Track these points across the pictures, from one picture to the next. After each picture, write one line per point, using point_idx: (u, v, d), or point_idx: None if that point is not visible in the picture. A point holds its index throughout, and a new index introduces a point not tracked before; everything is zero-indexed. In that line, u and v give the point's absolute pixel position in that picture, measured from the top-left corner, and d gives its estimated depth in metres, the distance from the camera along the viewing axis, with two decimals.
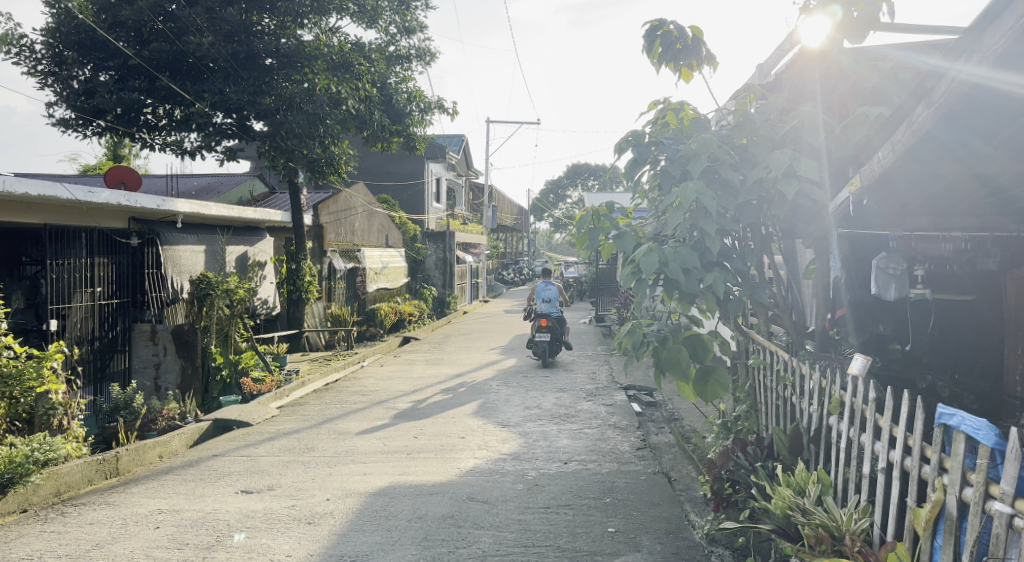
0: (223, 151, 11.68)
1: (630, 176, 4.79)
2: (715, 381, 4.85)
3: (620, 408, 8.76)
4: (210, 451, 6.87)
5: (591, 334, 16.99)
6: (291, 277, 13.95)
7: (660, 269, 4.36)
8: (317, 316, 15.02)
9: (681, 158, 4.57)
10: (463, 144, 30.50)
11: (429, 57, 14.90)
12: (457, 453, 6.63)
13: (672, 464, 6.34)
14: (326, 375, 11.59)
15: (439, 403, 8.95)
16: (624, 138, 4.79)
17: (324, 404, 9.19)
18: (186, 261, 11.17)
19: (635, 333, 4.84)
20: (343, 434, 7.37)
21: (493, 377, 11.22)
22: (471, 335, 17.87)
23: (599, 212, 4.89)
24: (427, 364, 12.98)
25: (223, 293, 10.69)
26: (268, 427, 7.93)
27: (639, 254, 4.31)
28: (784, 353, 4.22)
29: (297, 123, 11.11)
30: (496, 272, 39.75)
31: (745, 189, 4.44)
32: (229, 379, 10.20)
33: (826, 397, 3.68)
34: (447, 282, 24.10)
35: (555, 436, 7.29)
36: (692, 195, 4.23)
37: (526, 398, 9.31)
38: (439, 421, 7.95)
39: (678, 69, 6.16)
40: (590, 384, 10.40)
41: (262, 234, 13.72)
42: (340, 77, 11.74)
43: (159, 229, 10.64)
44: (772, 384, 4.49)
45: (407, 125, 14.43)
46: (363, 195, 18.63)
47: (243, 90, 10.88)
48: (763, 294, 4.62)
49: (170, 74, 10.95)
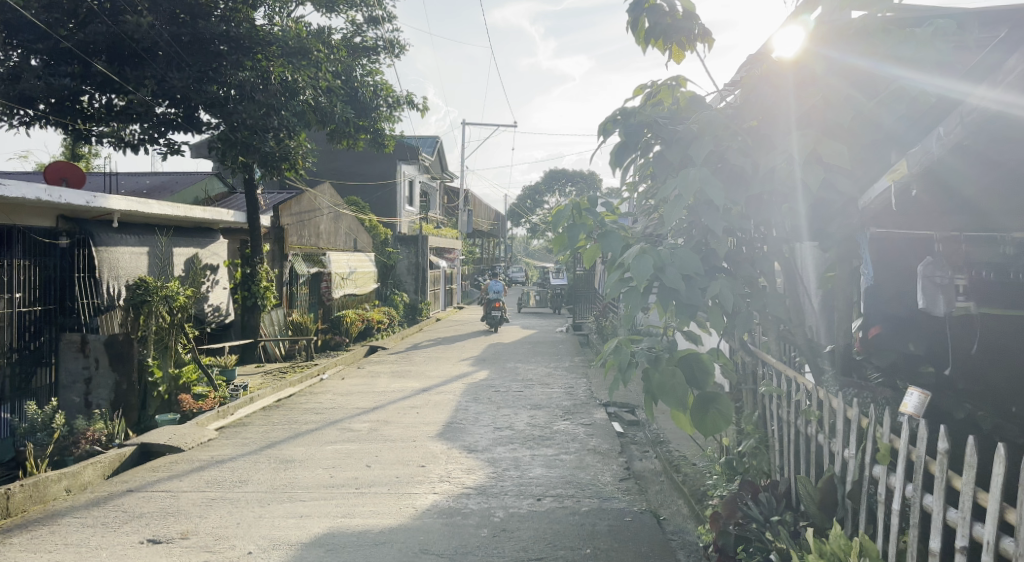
0: (167, 144, 10.56)
1: (617, 163, 3.93)
2: (718, 413, 3.98)
3: (601, 428, 7.96)
4: (124, 484, 5.90)
5: (569, 344, 16.19)
6: (246, 282, 12.92)
7: (654, 276, 3.54)
8: (276, 324, 13.96)
9: (681, 140, 3.75)
10: (438, 146, 29.61)
11: (397, 49, 14.07)
12: (414, 486, 5.75)
13: (660, 500, 5.51)
14: (279, 390, 10.57)
15: (400, 424, 8.06)
16: (610, 116, 3.95)
17: (271, 424, 8.23)
18: (125, 264, 10.17)
19: (621, 351, 4.05)
20: (285, 463, 6.46)
21: (462, 391, 10.34)
22: (443, 344, 16.96)
23: (582, 205, 4.03)
24: (392, 377, 12.03)
25: (163, 299, 9.28)
26: (202, 453, 6.96)
27: (631, 257, 3.49)
28: (808, 382, 3.42)
29: (248, 113, 10.17)
30: (471, 278, 38.91)
31: (758, 179, 3.64)
32: (167, 395, 9.17)
33: (868, 441, 2.88)
34: (420, 288, 23.16)
35: (528, 464, 6.42)
36: (695, 184, 3.44)
37: (496, 417, 8.45)
38: (397, 446, 7.06)
39: (668, 49, 5.36)
40: (567, 400, 9.58)
41: (215, 236, 12.73)
42: (296, 64, 10.78)
43: (91, 229, 9.63)
44: (789, 418, 3.68)
45: (374, 120, 13.53)
46: (329, 195, 17.66)
47: (186, 77, 9.81)
48: (778, 305, 3.80)
49: (108, 58, 9.74)
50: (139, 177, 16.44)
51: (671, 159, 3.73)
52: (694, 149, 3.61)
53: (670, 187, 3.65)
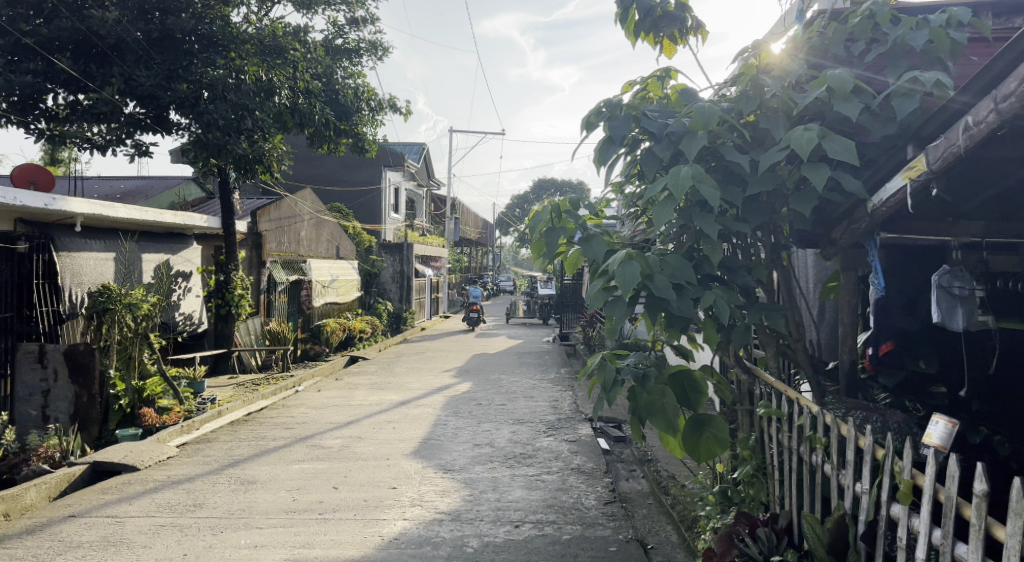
0: (135, 146, 10.01)
1: (602, 161, 3.52)
2: (711, 437, 3.60)
3: (586, 445, 7.58)
4: (67, 508, 5.41)
5: (556, 355, 15.84)
6: (219, 290, 12.46)
7: (642, 285, 3.18)
8: (252, 333, 13.50)
9: (673, 136, 3.39)
10: (424, 152, 29.24)
11: (380, 51, 13.71)
12: (383, 511, 5.33)
13: (648, 526, 5.11)
14: (250, 403, 10.09)
15: (374, 440, 7.63)
16: (594, 108, 3.57)
17: (237, 441, 7.76)
18: (90, 270, 9.65)
19: (605, 368, 3.69)
20: (246, 484, 6.01)
21: (443, 404, 9.92)
22: (426, 354, 16.53)
23: (562, 206, 3.65)
24: (371, 389, 11.58)
25: (127, 307, 8.69)
26: (158, 472, 6.48)
27: (615, 264, 3.13)
28: (811, 405, 3.06)
29: (219, 114, 9.69)
30: (457, 287, 38.44)
31: (757, 178, 3.27)
32: (131, 409, 8.68)
33: (885, 476, 2.50)
34: (405, 297, 22.72)
35: (507, 486, 6.00)
36: (687, 183, 3.08)
37: (476, 433, 8.04)
38: (369, 465, 6.63)
39: (658, 42, 5.02)
40: (552, 414, 9.19)
41: (188, 241, 12.26)
42: (272, 63, 10.48)
43: (53, 234, 9.10)
44: (791, 443, 3.30)
45: (356, 124, 13.10)
46: (311, 201, 17.22)
47: (154, 75, 9.35)
48: (778, 316, 3.42)
49: (72, 54, 9.15)
50: (112, 181, 15.93)
51: (660, 156, 3.36)
52: (687, 144, 3.24)
53: (659, 186, 3.28)
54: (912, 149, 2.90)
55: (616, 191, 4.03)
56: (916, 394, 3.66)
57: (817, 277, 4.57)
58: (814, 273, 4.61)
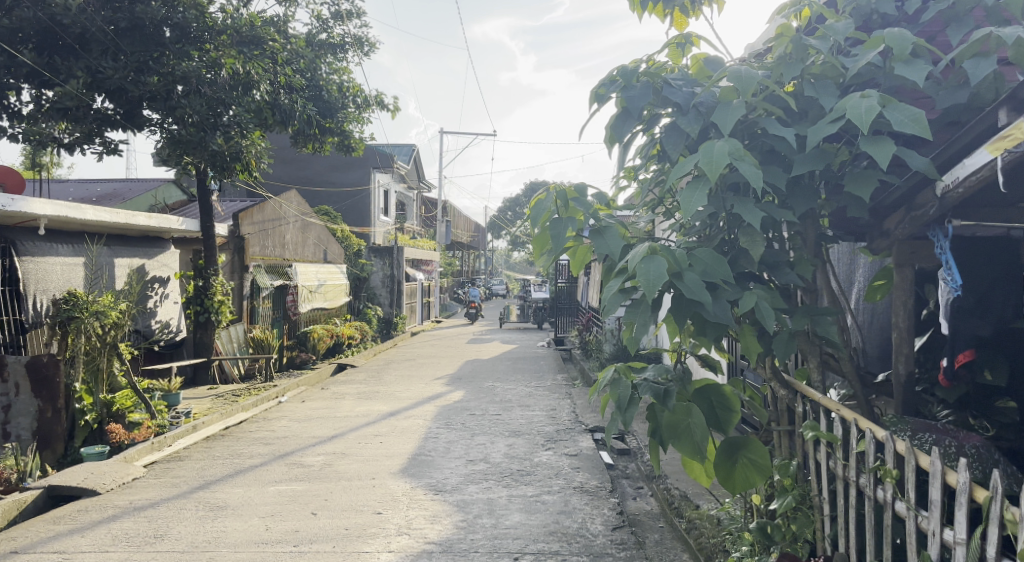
0: (104, 145, 9.38)
1: (616, 138, 2.98)
2: (748, 462, 3.01)
3: (587, 459, 7.05)
4: (11, 542, 4.79)
5: (551, 360, 15.33)
6: (198, 296, 11.85)
7: (669, 284, 2.64)
8: (235, 341, 12.89)
9: (702, 107, 2.85)
10: (414, 154, 28.69)
11: (366, 47, 13.15)
12: (367, 541, 4.77)
13: (662, 556, 4.56)
14: (228, 416, 9.50)
15: (360, 457, 7.07)
16: (607, 77, 3.02)
17: (210, 459, 7.16)
18: (56, 276, 8.96)
19: (620, 385, 3.16)
20: (215, 511, 5.42)
21: (433, 415, 9.36)
22: (417, 360, 15.96)
23: (567, 193, 3.07)
24: (359, 399, 10.99)
25: (93, 315, 8.03)
26: (120, 496, 5.84)
27: (637, 260, 2.59)
28: (874, 429, 2.53)
29: (192, 108, 9.09)
30: (449, 291, 37.92)
31: (805, 156, 2.74)
32: (99, 425, 8.05)
33: (990, 526, 1.98)
34: (395, 302, 22.17)
35: (503, 509, 5.43)
36: (723, 161, 2.54)
37: (470, 447, 7.48)
38: (352, 486, 6.05)
39: (668, 15, 4.45)
40: (549, 425, 8.65)
41: (165, 245, 11.66)
42: (249, 54, 9.79)
43: (13, 237, 8.42)
44: (846, 473, 2.77)
45: (341, 121, 12.51)
46: (297, 203, 16.62)
47: (123, 66, 8.72)
48: (828, 321, 2.89)
49: (36, 46, 8.54)
50: (87, 184, 15.26)
51: (687, 131, 2.81)
52: (721, 116, 2.71)
53: (688, 167, 2.74)
54: (1006, 114, 2.40)
55: (630, 177, 3.51)
56: (983, 410, 3.16)
57: (855, 275, 4.05)
58: (851, 270, 4.10)
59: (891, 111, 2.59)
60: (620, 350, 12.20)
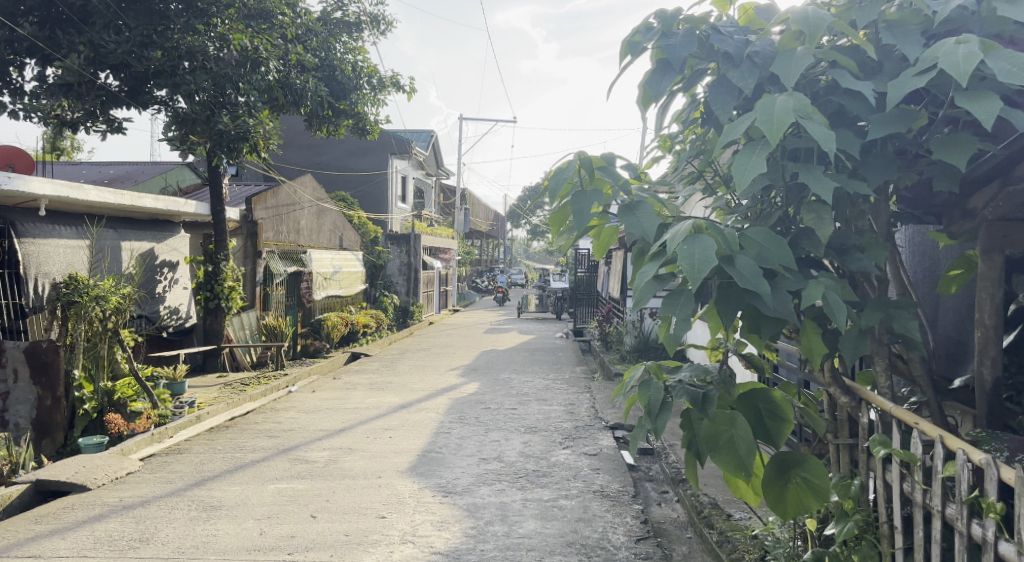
0: (108, 124, 9.06)
1: (653, 95, 2.51)
2: (803, 483, 2.55)
3: (608, 459, 6.60)
4: None
5: (569, 352, 14.88)
6: (208, 281, 11.44)
7: (717, 269, 2.18)
8: (246, 328, 12.60)
9: (757, 58, 2.38)
10: (433, 139, 28.31)
11: (382, 25, 12.67)
12: (367, 549, 4.37)
13: None
14: (234, 407, 9.19)
15: (366, 453, 6.68)
16: (642, 25, 2.56)
17: (210, 453, 6.82)
18: (59, 259, 8.68)
19: (651, 387, 2.71)
20: (209, 511, 5.07)
21: (447, 408, 8.96)
22: (433, 350, 15.60)
23: (593, 162, 2.62)
24: (371, 390, 10.61)
25: (94, 300, 7.62)
26: (111, 493, 5.52)
27: (677, 239, 2.13)
28: (967, 451, 2.05)
29: (198, 84, 8.72)
30: (467, 280, 37.57)
31: (883, 115, 2.25)
32: (99, 414, 7.75)
33: None
34: (412, 290, 21.82)
35: (517, 515, 5.01)
36: (788, 119, 2.06)
37: (484, 444, 7.06)
38: (356, 486, 5.66)
39: None
40: (568, 421, 8.20)
41: (175, 229, 11.42)
42: (257, 30, 9.39)
43: (13, 217, 8.12)
44: (926, 502, 2.29)
45: (355, 103, 12.08)
46: (312, 188, 16.28)
47: (126, 41, 8.35)
48: (906, 318, 2.40)
49: (38, 21, 8.21)
50: (102, 167, 15.07)
51: (740, 85, 2.34)
52: (782, 66, 2.24)
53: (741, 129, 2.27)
54: None
55: (666, 148, 3.06)
56: None
57: (924, 261, 3.52)
58: (920, 255, 3.56)
59: (994, 56, 2.09)
60: (642, 343, 11.70)
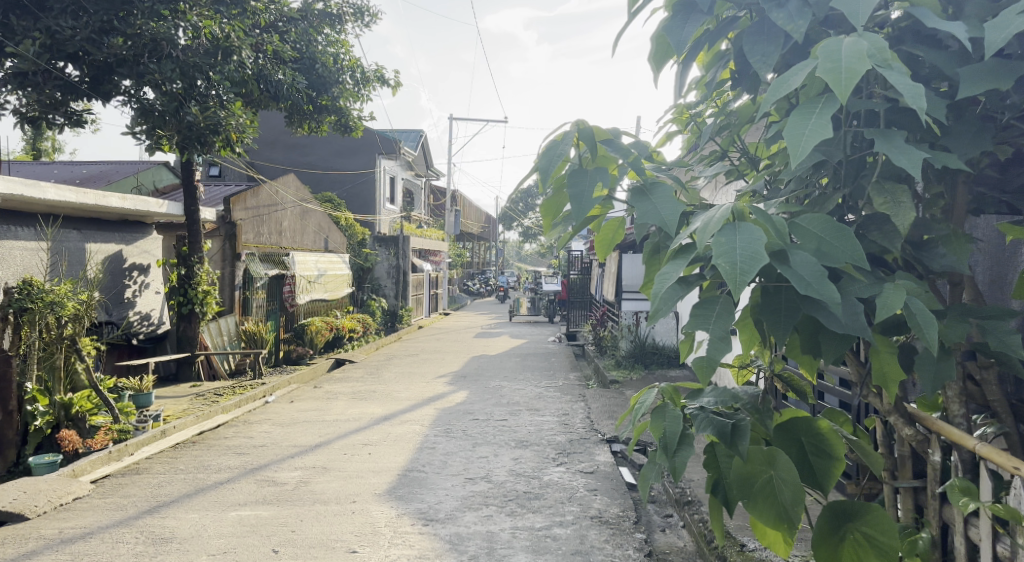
0: (68, 117, 8.43)
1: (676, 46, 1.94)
2: (862, 540, 2.02)
3: (605, 478, 6.05)
4: None
5: (562, 357, 14.34)
6: (181, 286, 10.80)
7: (767, 269, 1.64)
8: (224, 334, 12.01)
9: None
10: (422, 139, 27.77)
11: (366, 16, 12.08)
12: None
13: None
14: (205, 420, 8.58)
15: (342, 472, 6.11)
16: None
17: (171, 473, 6.22)
18: (14, 262, 8.07)
19: (667, 415, 2.17)
20: (158, 544, 4.49)
21: (432, 420, 8.38)
22: (421, 356, 15.02)
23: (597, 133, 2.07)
24: (353, 400, 10.02)
25: (48, 307, 6.85)
26: (51, 523, 4.92)
27: (717, 228, 1.58)
28: None
29: (161, 73, 8.13)
30: (458, 282, 36.99)
31: (984, 67, 1.71)
32: (54, 430, 7.12)
33: None
34: (400, 293, 21.25)
35: (505, 548, 4.45)
36: (865, 67, 1.51)
37: (471, 462, 6.49)
38: (327, 513, 5.08)
39: None
40: (562, 434, 7.66)
41: (147, 229, 10.84)
42: (227, 16, 8.83)
43: None
44: None
45: (337, 97, 11.50)
46: (295, 188, 15.68)
47: (85, 26, 7.77)
48: (1001, 331, 1.87)
49: None
50: (77, 165, 14.52)
51: (789, 31, 1.79)
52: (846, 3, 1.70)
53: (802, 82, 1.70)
54: None
55: (682, 121, 2.58)
56: None
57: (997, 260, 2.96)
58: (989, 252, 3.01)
59: None
60: (637, 349, 11.15)
